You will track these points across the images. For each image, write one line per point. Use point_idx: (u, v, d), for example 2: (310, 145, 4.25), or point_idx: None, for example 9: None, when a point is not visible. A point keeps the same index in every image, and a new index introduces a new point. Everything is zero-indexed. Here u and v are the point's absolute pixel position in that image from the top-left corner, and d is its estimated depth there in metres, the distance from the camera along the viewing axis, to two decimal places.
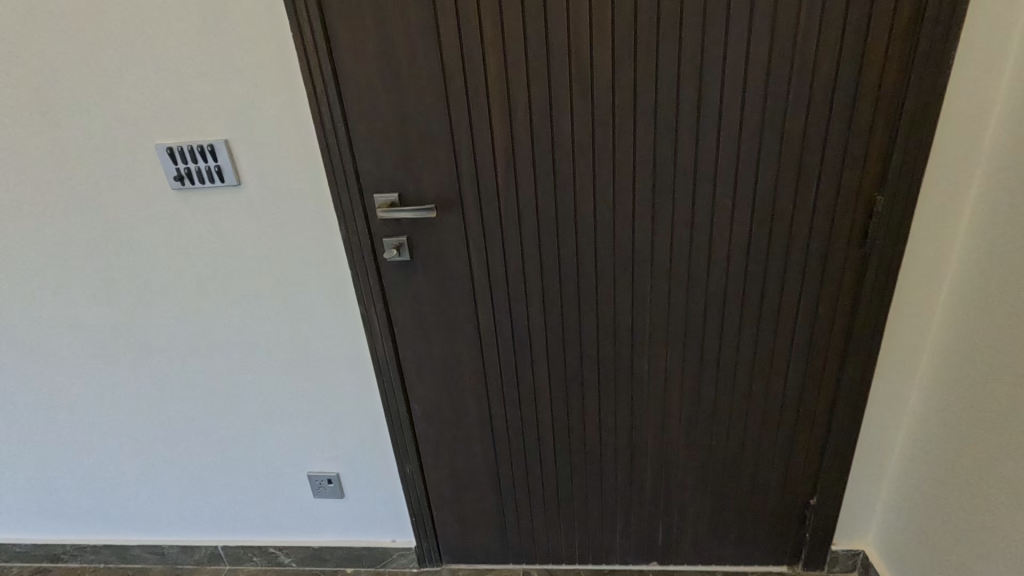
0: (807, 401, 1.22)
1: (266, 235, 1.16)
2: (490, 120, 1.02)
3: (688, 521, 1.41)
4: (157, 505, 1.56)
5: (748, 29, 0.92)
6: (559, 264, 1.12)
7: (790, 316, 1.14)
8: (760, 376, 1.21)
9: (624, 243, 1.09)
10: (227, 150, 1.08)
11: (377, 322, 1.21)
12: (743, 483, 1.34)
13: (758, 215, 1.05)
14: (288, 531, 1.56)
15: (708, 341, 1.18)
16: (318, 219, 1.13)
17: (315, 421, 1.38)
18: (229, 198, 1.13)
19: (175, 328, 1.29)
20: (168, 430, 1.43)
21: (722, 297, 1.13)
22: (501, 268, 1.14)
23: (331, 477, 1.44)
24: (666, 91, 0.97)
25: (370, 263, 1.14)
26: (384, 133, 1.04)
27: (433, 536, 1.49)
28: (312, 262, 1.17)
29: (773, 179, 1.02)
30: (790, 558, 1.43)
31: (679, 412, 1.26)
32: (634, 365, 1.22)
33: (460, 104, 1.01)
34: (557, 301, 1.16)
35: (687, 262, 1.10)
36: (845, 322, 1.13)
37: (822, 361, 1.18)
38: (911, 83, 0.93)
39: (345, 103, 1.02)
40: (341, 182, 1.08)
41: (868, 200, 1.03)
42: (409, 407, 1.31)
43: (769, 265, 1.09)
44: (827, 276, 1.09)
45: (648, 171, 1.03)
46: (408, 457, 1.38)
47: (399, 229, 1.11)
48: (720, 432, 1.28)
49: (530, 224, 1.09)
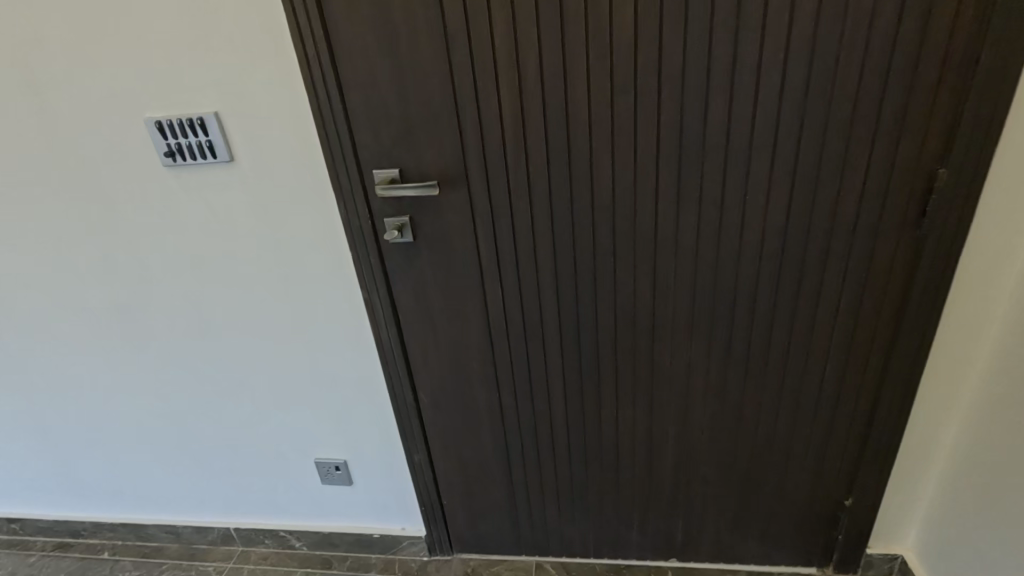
0: (846, 396, 1.12)
1: (262, 214, 1.10)
2: (498, 91, 0.92)
3: (710, 519, 1.33)
4: (171, 485, 1.56)
5: None
6: (574, 252, 1.04)
7: (829, 305, 1.03)
8: (793, 372, 1.11)
9: (645, 226, 1.00)
10: (218, 123, 1.01)
11: (379, 307, 1.14)
12: (771, 481, 1.25)
13: (797, 193, 0.94)
14: (298, 516, 1.54)
15: (738, 336, 1.09)
16: (315, 197, 1.06)
17: (321, 406, 1.34)
18: (223, 176, 1.07)
19: (177, 310, 1.26)
20: (177, 412, 1.42)
21: (752, 289, 1.03)
22: (511, 256, 1.06)
23: (339, 464, 1.41)
24: (696, 54, 0.86)
25: (371, 246, 1.07)
26: (382, 105, 0.95)
27: (443, 525, 1.45)
28: (311, 243, 1.11)
29: (816, 158, 0.91)
30: (821, 561, 1.34)
31: (702, 410, 1.18)
32: (655, 355, 1.13)
33: (465, 76, 0.91)
34: (571, 291, 1.08)
35: (714, 248, 1.00)
36: (893, 311, 1.02)
37: (865, 354, 1.07)
38: (988, 37, 0.80)
39: (340, 72, 0.94)
40: (337, 158, 1.00)
41: (928, 175, 0.90)
42: (416, 396, 1.25)
43: (807, 250, 0.98)
44: (875, 261, 0.98)
45: (672, 148, 0.93)
46: (415, 446, 1.32)
47: (402, 208, 1.03)
48: (747, 427, 1.19)
49: (542, 208, 1.00)
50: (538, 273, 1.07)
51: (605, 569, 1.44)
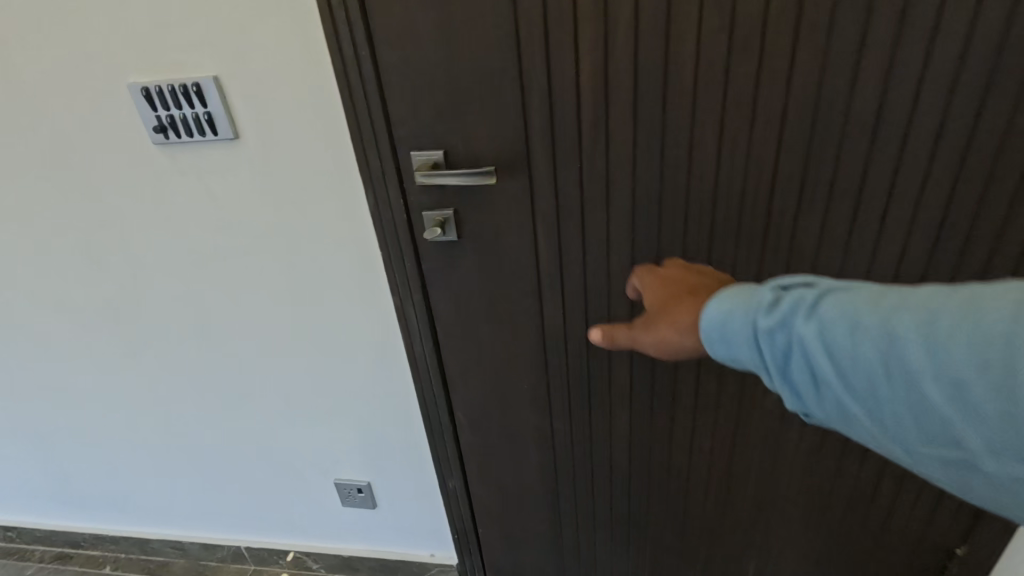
0: None
1: (274, 203, 0.91)
2: (578, 59, 0.72)
3: (789, 564, 1.14)
4: (178, 498, 1.41)
5: None
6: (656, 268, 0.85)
7: None
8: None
9: (752, 226, 0.79)
10: (219, 91, 0.81)
11: (413, 316, 0.96)
12: (870, 532, 1.04)
13: (964, 189, 0.71)
14: (316, 536, 1.39)
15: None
16: (338, 184, 0.86)
17: (342, 422, 1.17)
18: (226, 157, 0.87)
19: (178, 312, 1.08)
20: (183, 422, 1.26)
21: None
22: (579, 269, 0.87)
23: (362, 486, 1.25)
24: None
25: (405, 244, 0.88)
26: (426, 69, 0.75)
27: (477, 555, 1.29)
28: (333, 238, 0.92)
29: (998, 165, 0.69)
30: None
31: (792, 455, 1.00)
32: (745, 379, 0.93)
33: (536, 36, 0.71)
34: (647, 314, 0.89)
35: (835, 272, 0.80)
36: None
37: None
38: None
39: (374, 30, 0.73)
40: (366, 136, 0.80)
41: None
42: (453, 416, 1.07)
43: (966, 263, 0.76)
44: None
45: (802, 127, 0.72)
46: (450, 470, 1.15)
47: (445, 199, 0.84)
48: (850, 468, 0.99)
49: (622, 211, 0.81)
50: (610, 288, 0.88)
51: None
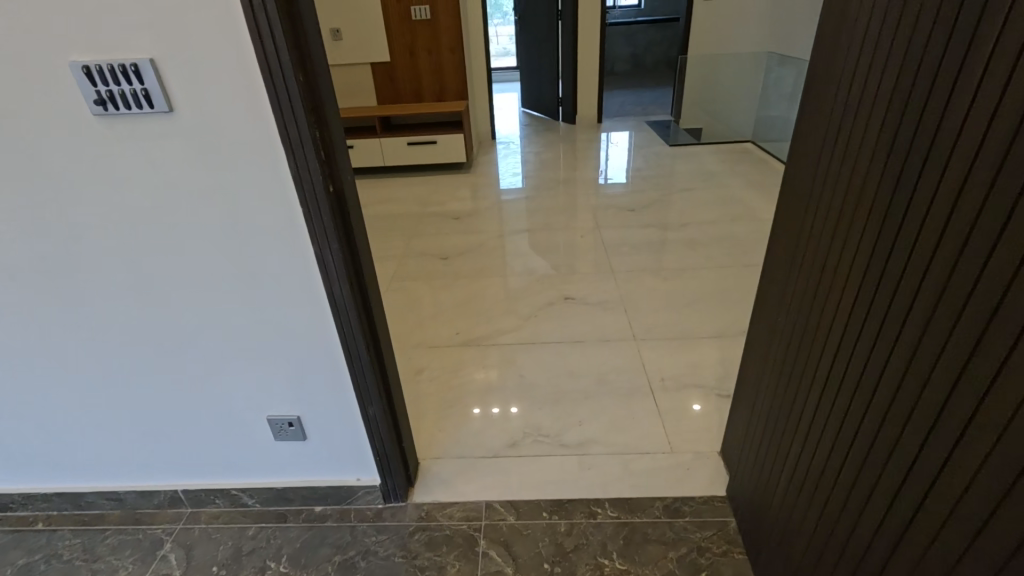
0: (761, 391, 1.37)
1: (207, 169, 1.06)
2: (924, 54, 0.72)
3: (760, 525, 1.34)
4: (115, 450, 1.51)
5: (913, 53, 0.75)
6: (842, 300, 0.96)
7: (784, 330, 1.23)
8: (782, 296, 1.25)
9: (871, 360, 0.88)
10: (155, 71, 0.95)
11: (332, 263, 1.15)
12: (752, 471, 1.40)
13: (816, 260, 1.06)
14: (249, 473, 1.55)
15: (805, 296, 1.12)
16: (264, 151, 1.03)
17: (274, 363, 1.34)
18: (162, 127, 1.02)
19: (113, 272, 1.19)
20: (117, 378, 1.36)
21: (813, 254, 1.08)
22: (906, 361, 0.79)
23: (292, 421, 1.43)
24: (919, 150, 0.74)
25: (325, 214, 1.09)
26: (989, 252, 0.63)
27: (397, 474, 1.53)
28: (261, 199, 1.09)
29: (825, 97, 1.01)
30: (714, 456, 1.70)
31: (807, 388, 1.12)
32: (829, 471, 1.02)
33: (991, 29, 0.61)
34: (901, 337, 0.80)
35: (804, 237, 1.12)
36: (767, 299, 1.34)
37: (765, 348, 1.35)
38: (809, 100, 1.08)
39: (301, 34, 0.95)
40: (287, 114, 0.98)
41: (790, 209, 1.20)
42: (385, 362, 1.38)
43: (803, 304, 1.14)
44: (780, 278, 1.26)
45: (891, 262, 0.82)
46: (370, 400, 1.38)
47: (918, 428, 0.76)
48: (773, 464, 1.27)
49: (1003, 270, 0.61)
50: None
51: (549, 506, 1.57)
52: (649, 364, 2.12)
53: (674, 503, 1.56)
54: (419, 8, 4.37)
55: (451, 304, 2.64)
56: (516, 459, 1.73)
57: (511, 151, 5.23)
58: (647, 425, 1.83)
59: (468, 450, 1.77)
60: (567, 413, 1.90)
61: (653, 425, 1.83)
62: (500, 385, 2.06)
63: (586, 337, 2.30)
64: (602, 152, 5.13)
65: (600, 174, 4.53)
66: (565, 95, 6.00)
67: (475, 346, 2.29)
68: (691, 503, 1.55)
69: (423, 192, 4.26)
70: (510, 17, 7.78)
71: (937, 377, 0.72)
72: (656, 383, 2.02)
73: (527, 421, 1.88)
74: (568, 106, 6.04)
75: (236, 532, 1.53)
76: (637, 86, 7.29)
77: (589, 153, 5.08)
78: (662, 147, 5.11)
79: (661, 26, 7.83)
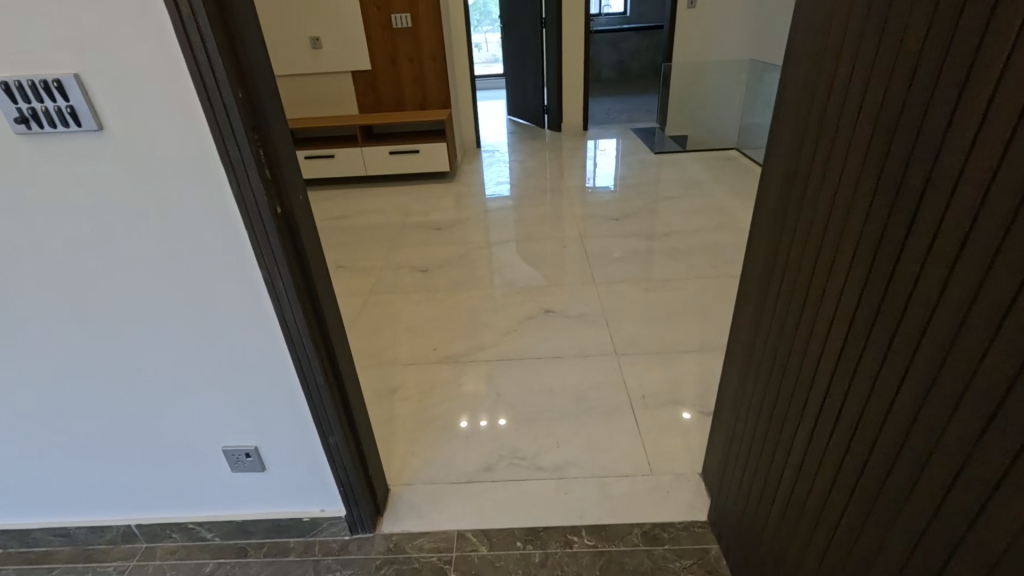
0: (745, 425, 1.28)
1: (144, 191, 0.99)
2: (912, 79, 0.64)
3: (753, 564, 1.26)
4: (62, 485, 1.42)
5: (898, 78, 0.67)
6: (828, 331, 0.88)
7: (767, 365, 1.14)
8: (759, 319, 1.16)
9: (866, 410, 0.80)
10: (80, 87, 0.89)
11: (283, 290, 1.09)
12: (739, 506, 1.32)
13: (796, 294, 0.98)
14: (207, 506, 1.47)
15: (783, 330, 1.04)
16: (204, 171, 0.97)
17: (227, 392, 1.26)
18: (92, 147, 0.95)
19: (48, 298, 1.12)
20: (59, 409, 1.28)
21: (789, 286, 1.00)
22: (912, 408, 0.70)
23: (249, 451, 1.36)
24: (912, 185, 0.66)
25: (274, 239, 1.03)
26: (1017, 294, 0.54)
27: (363, 504, 1.46)
28: (204, 221, 1.02)
29: (791, 118, 0.94)
30: (695, 478, 1.64)
31: (794, 421, 1.03)
32: (827, 525, 0.93)
33: (995, 52, 0.54)
34: (902, 391, 0.72)
35: (779, 260, 1.04)
36: (745, 329, 1.25)
37: (746, 380, 1.27)
38: (776, 121, 1.00)
39: (240, 49, 0.89)
40: (227, 134, 0.92)
41: (761, 237, 1.11)
42: (346, 391, 1.31)
43: (783, 338, 1.05)
44: (756, 309, 1.18)
45: (883, 306, 0.74)
46: (331, 429, 1.31)
47: (933, 487, 0.67)
48: (763, 504, 1.19)
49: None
50: None
51: (523, 534, 1.51)
52: (630, 380, 2.06)
53: (653, 530, 1.49)
54: (401, 17, 4.31)
55: (429, 319, 2.57)
56: (490, 484, 1.66)
57: (496, 160, 5.18)
58: (626, 445, 1.77)
59: (440, 475, 1.70)
60: (544, 434, 1.83)
61: (633, 445, 1.77)
62: (476, 405, 1.99)
63: (566, 352, 2.24)
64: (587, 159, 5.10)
65: (584, 182, 4.49)
66: (550, 103, 5.98)
67: (451, 363, 2.23)
68: (670, 529, 1.49)
69: (405, 201, 4.19)
70: (495, 25, 7.76)
71: (952, 438, 0.64)
72: (636, 400, 1.96)
73: (503, 442, 1.81)
74: (553, 113, 6.02)
75: (192, 569, 1.45)
76: (622, 94, 7.29)
77: (574, 161, 5.05)
78: (647, 154, 5.09)
79: (646, 34, 7.84)
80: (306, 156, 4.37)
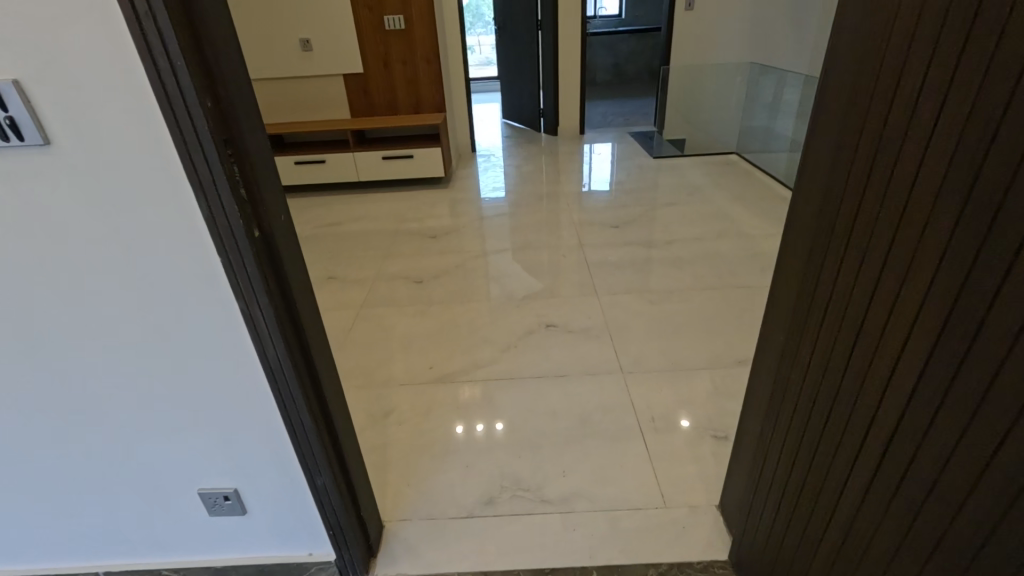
0: (773, 468, 1.17)
1: (100, 213, 0.87)
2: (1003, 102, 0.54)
3: None
4: (21, 531, 1.29)
5: (982, 99, 0.56)
6: (883, 371, 0.77)
7: (798, 406, 1.04)
8: (790, 352, 1.05)
9: (938, 481, 0.68)
10: (20, 97, 0.77)
11: (263, 323, 0.97)
12: (768, 555, 1.21)
13: (838, 334, 0.87)
14: (183, 551, 1.35)
15: (822, 373, 0.93)
16: (168, 191, 0.85)
17: (201, 432, 1.14)
18: (37, 165, 0.83)
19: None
20: (13, 451, 1.16)
21: (829, 324, 0.89)
22: (1010, 482, 0.58)
23: (228, 494, 1.24)
24: (1005, 227, 0.55)
25: (253, 267, 0.91)
26: None
27: (355, 548, 1.34)
28: (170, 247, 0.90)
29: (830, 136, 0.84)
30: (712, 510, 1.53)
31: (835, 464, 0.92)
32: None
33: None
34: (993, 467, 0.60)
35: (816, 287, 0.92)
36: (771, 363, 1.14)
37: (772, 418, 1.16)
38: (809, 141, 0.90)
39: (206, 53, 0.77)
40: (193, 150, 0.80)
41: (790, 266, 1.01)
42: (335, 429, 1.19)
43: (821, 381, 0.94)
44: (784, 343, 1.07)
45: (964, 365, 0.62)
46: (319, 470, 1.19)
47: None
48: (799, 559, 1.07)
49: None
50: None
51: None
52: (638, 401, 1.95)
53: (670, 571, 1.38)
54: (393, 18, 4.19)
55: (425, 333, 2.45)
56: (492, 520, 1.54)
57: (491, 164, 5.07)
58: (637, 473, 1.66)
59: (438, 509, 1.58)
60: (549, 461, 1.72)
61: (644, 473, 1.66)
62: (475, 429, 1.87)
63: (569, 370, 2.13)
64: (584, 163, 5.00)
65: (582, 187, 4.38)
66: (546, 106, 5.88)
67: (448, 382, 2.11)
68: (688, 570, 1.38)
69: (399, 208, 4.07)
70: (489, 27, 7.65)
71: None
72: (645, 423, 1.85)
73: (505, 471, 1.69)
74: (550, 117, 5.92)
75: None
76: (618, 96, 7.21)
77: (572, 165, 4.95)
78: (646, 159, 5.00)
79: (642, 36, 7.77)
80: (296, 162, 4.24)
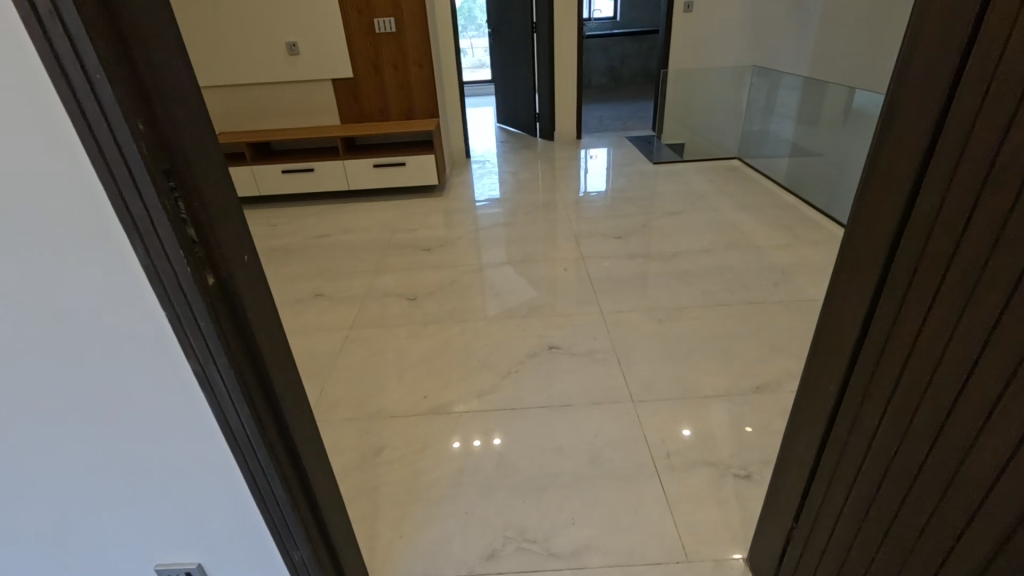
0: (823, 541, 1.02)
1: (11, 262, 0.70)
2: None
3: None
4: None
5: None
6: (989, 444, 0.62)
7: (856, 480, 0.89)
8: (843, 415, 0.91)
9: None
10: None
11: (225, 388, 0.81)
12: None
13: (918, 406, 0.73)
14: None
15: (895, 447, 0.78)
16: (97, 234, 0.68)
17: (154, 507, 0.97)
18: None
19: None
20: None
21: (907, 392, 0.74)
22: None
23: (190, 570, 1.07)
24: None
25: (209, 326, 0.75)
26: None
27: None
28: (103, 301, 0.73)
29: (903, 170, 0.69)
30: (739, 565, 1.38)
31: (907, 539, 0.78)
32: None
33: None
34: None
35: (882, 331, 0.78)
36: (814, 422, 1.00)
37: (820, 484, 1.01)
38: (870, 177, 0.75)
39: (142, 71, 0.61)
40: (127, 189, 0.64)
41: (842, 318, 0.86)
42: (314, 496, 1.03)
43: (891, 456, 0.80)
44: (835, 405, 0.92)
45: None
46: (295, 544, 1.02)
47: None
48: None
49: None
50: None
51: None
52: (650, 434, 1.80)
53: None
54: (384, 21, 4.03)
55: (418, 358, 2.29)
56: None
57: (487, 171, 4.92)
58: (654, 521, 1.50)
59: (435, 567, 1.42)
60: (557, 507, 1.56)
61: (661, 519, 1.51)
62: (475, 469, 1.70)
63: (575, 400, 1.97)
64: (582, 169, 4.87)
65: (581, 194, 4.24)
66: (542, 110, 5.73)
67: (444, 414, 1.94)
68: None
69: (391, 218, 3.90)
70: (482, 30, 7.49)
71: None
72: (660, 460, 1.70)
73: (509, 520, 1.53)
74: (546, 121, 5.77)
75: None
76: (614, 100, 7.09)
77: (569, 172, 4.81)
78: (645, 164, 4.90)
79: (638, 39, 7.65)
80: (284, 170, 4.07)
